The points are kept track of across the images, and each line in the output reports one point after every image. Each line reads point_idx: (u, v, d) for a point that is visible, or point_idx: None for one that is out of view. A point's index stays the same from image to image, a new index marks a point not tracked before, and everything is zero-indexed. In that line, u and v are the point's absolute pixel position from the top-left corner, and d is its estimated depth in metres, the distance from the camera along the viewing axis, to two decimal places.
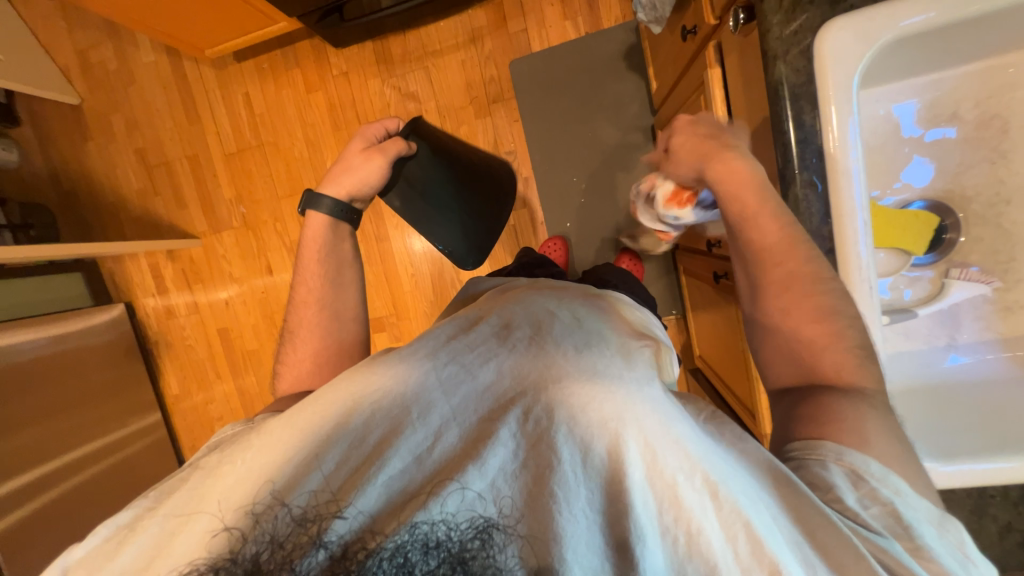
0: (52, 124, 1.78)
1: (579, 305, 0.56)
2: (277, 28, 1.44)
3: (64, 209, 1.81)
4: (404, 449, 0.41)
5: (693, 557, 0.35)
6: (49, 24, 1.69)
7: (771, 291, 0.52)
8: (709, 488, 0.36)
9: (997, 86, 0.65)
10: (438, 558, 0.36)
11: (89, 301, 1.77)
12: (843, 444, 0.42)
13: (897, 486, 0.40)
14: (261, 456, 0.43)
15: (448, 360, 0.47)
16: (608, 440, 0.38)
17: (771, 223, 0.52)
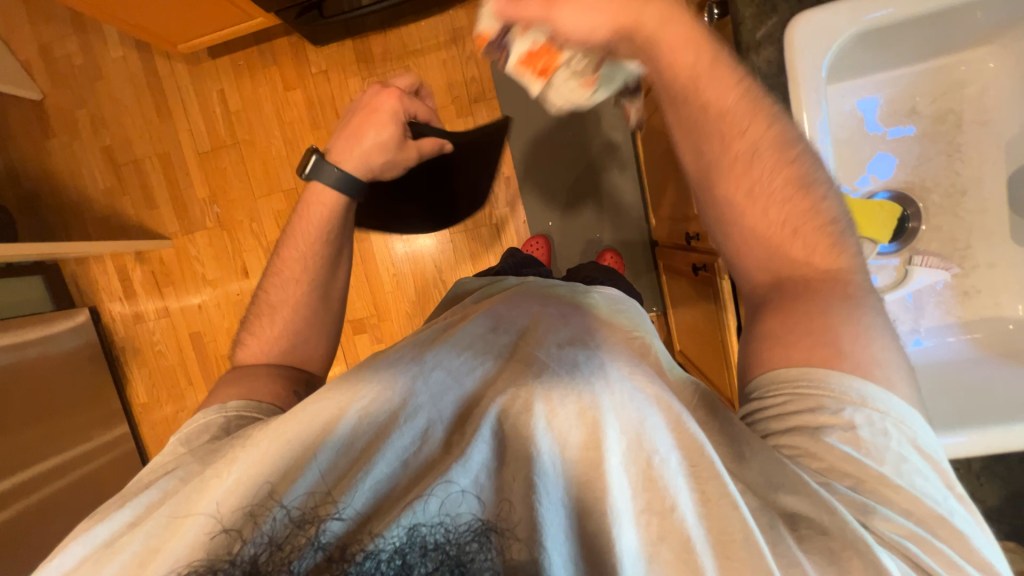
0: (11, 120, 1.70)
1: (563, 308, 0.57)
2: (254, 23, 1.41)
3: (24, 210, 1.72)
4: (392, 454, 0.40)
5: (663, 538, 0.36)
6: (10, 16, 1.62)
7: (734, 164, 0.47)
8: (683, 470, 0.38)
9: (949, 83, 0.70)
10: (436, 560, 0.34)
11: (50, 305, 1.68)
12: (802, 370, 0.41)
13: (861, 398, 0.40)
14: (249, 466, 0.40)
15: (434, 363, 0.46)
16: (583, 423, 0.39)
17: (725, 85, 0.46)
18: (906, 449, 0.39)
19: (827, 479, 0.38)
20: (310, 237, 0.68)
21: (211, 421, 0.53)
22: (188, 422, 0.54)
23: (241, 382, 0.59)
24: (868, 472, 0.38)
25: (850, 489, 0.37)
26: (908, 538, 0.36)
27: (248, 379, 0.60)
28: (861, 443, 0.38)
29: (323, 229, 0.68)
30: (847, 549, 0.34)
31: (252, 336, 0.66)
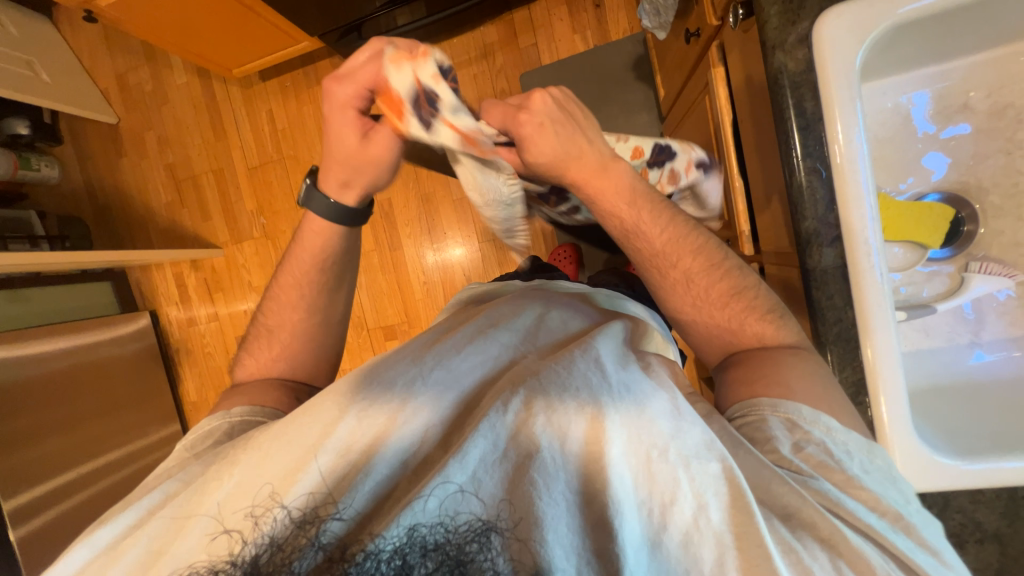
0: (92, 142, 1.90)
1: (556, 316, 0.59)
2: (299, 48, 1.51)
3: (99, 223, 1.91)
4: (389, 455, 0.41)
5: (666, 526, 0.36)
6: (93, 50, 1.81)
7: (674, 288, 0.58)
8: (684, 461, 0.38)
9: (1008, 74, 0.64)
10: (436, 560, 0.34)
11: (116, 309, 1.84)
12: (776, 397, 0.48)
13: (827, 426, 0.45)
14: (253, 466, 0.41)
15: (434, 364, 0.48)
16: (586, 421, 0.40)
17: (654, 231, 0.56)
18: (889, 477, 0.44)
19: (809, 480, 0.42)
20: (308, 264, 0.68)
21: (215, 427, 0.56)
22: (195, 429, 0.57)
23: (248, 395, 0.62)
24: (885, 505, 0.41)
25: (825, 485, 0.41)
26: (878, 528, 0.39)
27: (255, 393, 0.62)
28: (831, 456, 0.43)
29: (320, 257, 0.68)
30: (825, 540, 0.37)
31: (250, 356, 0.68)
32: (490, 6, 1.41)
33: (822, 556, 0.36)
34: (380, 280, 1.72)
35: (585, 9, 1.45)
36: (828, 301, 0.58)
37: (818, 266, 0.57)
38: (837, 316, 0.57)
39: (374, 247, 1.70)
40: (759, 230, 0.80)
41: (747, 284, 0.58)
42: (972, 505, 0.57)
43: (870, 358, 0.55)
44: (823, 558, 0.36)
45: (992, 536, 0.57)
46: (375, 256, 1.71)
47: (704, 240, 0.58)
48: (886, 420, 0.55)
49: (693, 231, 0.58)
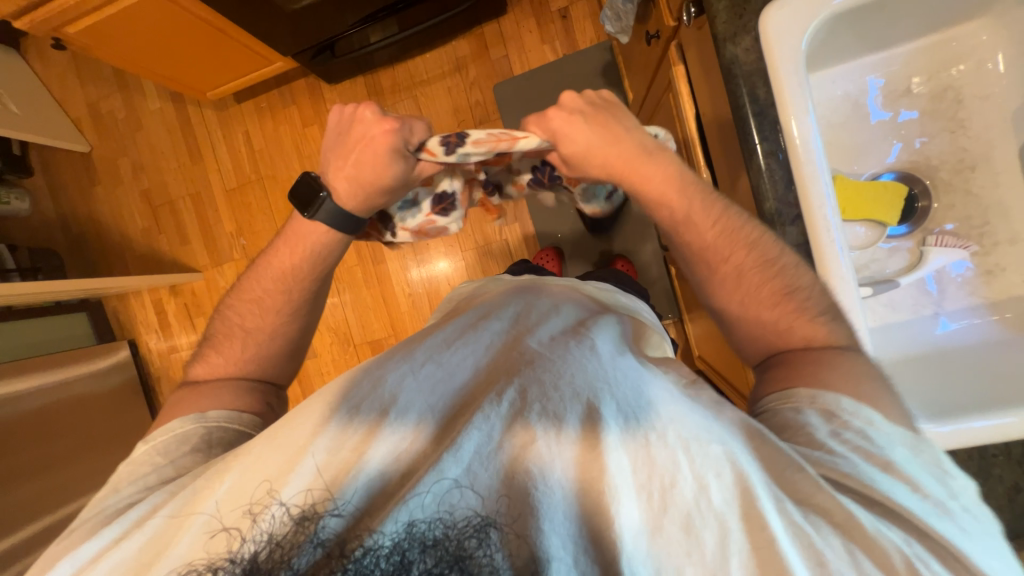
0: (64, 172, 1.87)
1: (546, 306, 0.58)
2: (273, 68, 1.53)
3: (73, 253, 1.87)
4: (381, 452, 0.39)
5: (667, 509, 0.36)
6: (63, 79, 1.80)
7: (724, 283, 0.57)
8: (684, 445, 0.37)
9: (943, 59, 0.69)
10: (434, 556, 0.33)
11: (93, 340, 1.79)
12: (816, 389, 0.47)
13: (869, 418, 0.44)
14: (250, 469, 0.41)
15: (425, 359, 0.47)
16: (582, 409, 0.39)
17: (705, 223, 0.57)
18: (905, 453, 0.42)
19: (839, 462, 0.40)
20: (291, 266, 0.66)
21: (190, 431, 0.55)
22: (163, 431, 0.55)
23: (206, 397, 0.59)
24: (880, 458, 0.41)
25: (865, 470, 0.40)
26: (912, 510, 0.38)
27: (214, 394, 0.60)
28: (872, 444, 0.42)
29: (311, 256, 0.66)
30: (841, 526, 0.36)
31: (216, 352, 0.65)
32: (460, 21, 1.45)
33: (837, 542, 0.35)
34: (365, 294, 1.71)
35: (553, 20, 1.50)
36: None
37: (783, 244, 0.60)
38: None
39: (357, 262, 1.70)
40: None
41: (800, 285, 0.55)
42: None
43: None
44: (837, 544, 0.35)
45: None
46: (358, 271, 1.71)
47: (752, 235, 0.57)
48: None
49: (749, 223, 0.57)
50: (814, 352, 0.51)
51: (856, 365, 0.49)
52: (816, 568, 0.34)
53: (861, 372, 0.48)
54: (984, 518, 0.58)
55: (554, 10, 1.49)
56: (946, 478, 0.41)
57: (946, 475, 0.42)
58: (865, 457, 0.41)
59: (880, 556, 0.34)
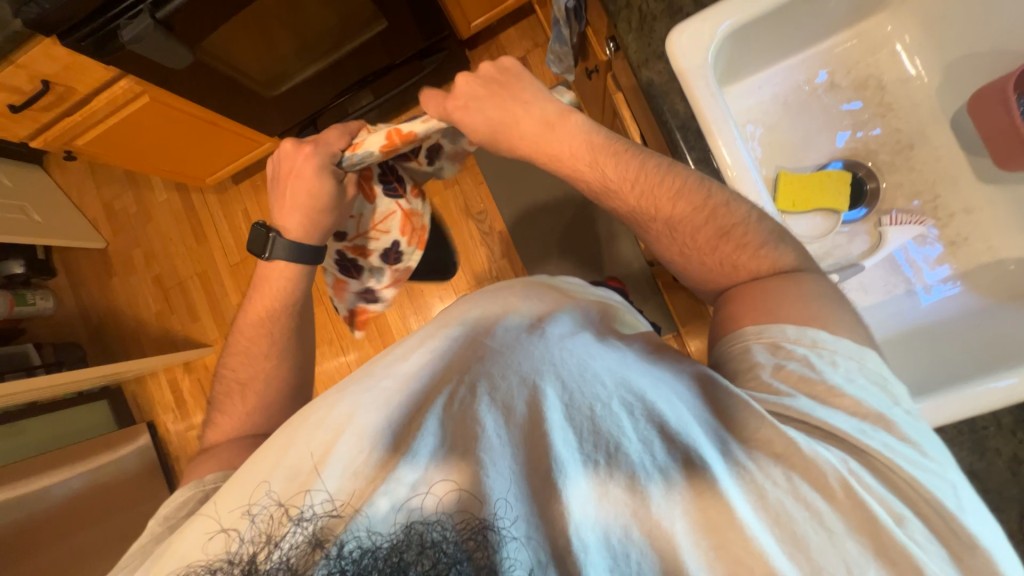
0: (83, 268, 2.00)
1: (503, 290, 0.55)
2: (263, 148, 1.66)
3: (94, 343, 1.97)
4: (336, 465, 0.38)
5: (613, 476, 0.35)
6: (81, 185, 1.98)
7: (660, 239, 0.58)
8: (628, 408, 0.37)
9: (859, 52, 0.74)
10: (432, 559, 0.30)
11: (114, 426, 1.84)
12: (760, 324, 0.48)
13: (814, 338, 0.46)
14: (227, 496, 0.41)
15: (381, 371, 0.45)
16: (528, 392, 0.38)
17: (626, 187, 0.58)
18: (854, 370, 0.44)
19: (785, 397, 0.42)
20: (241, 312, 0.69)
21: (190, 496, 0.53)
22: (166, 502, 0.54)
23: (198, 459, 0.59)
24: (821, 386, 0.43)
25: (799, 400, 0.42)
26: (843, 429, 0.40)
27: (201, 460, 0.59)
28: (813, 370, 0.44)
29: (280, 290, 0.69)
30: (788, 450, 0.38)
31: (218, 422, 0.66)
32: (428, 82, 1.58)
33: (776, 471, 0.37)
34: (368, 348, 1.75)
35: None
36: None
37: None
38: None
39: (357, 317, 1.75)
40: None
41: (737, 221, 0.54)
42: (939, 445, 0.57)
43: None
44: (777, 473, 0.37)
45: (969, 475, 0.56)
46: (359, 326, 1.75)
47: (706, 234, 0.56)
48: None
49: (670, 175, 0.57)
50: (764, 282, 0.52)
51: (800, 288, 0.50)
52: (755, 499, 0.36)
53: (812, 293, 0.50)
54: (992, 497, 0.56)
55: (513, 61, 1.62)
56: (890, 386, 0.44)
57: (888, 384, 0.44)
58: (801, 390, 0.43)
59: (818, 481, 0.37)
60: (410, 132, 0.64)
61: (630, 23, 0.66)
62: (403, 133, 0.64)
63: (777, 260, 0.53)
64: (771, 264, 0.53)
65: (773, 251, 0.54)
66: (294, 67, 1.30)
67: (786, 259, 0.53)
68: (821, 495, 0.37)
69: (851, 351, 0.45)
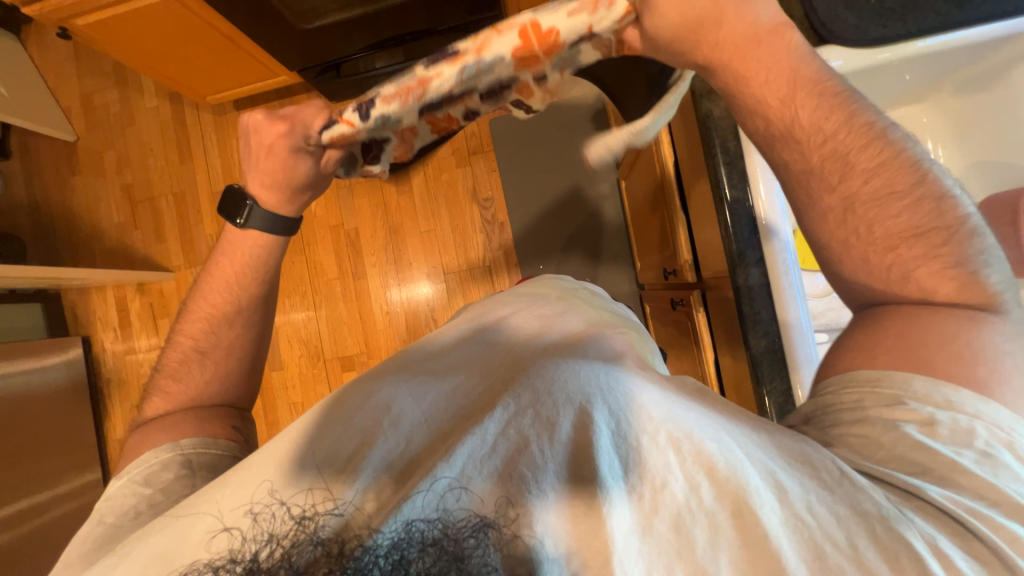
0: (43, 158, 1.82)
1: (540, 307, 0.57)
2: (277, 80, 1.60)
3: (39, 242, 1.80)
4: (376, 457, 0.40)
5: (658, 509, 0.36)
6: (59, 68, 1.80)
7: (826, 218, 0.49)
8: (675, 445, 0.37)
9: None
10: (434, 555, 0.34)
11: (44, 333, 1.70)
12: (883, 371, 0.45)
13: (959, 401, 0.42)
14: (245, 476, 0.41)
15: (420, 370, 0.47)
16: (575, 413, 0.38)
17: (814, 140, 0.48)
18: (996, 446, 0.40)
19: (880, 467, 0.41)
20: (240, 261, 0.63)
21: (167, 460, 0.51)
22: (138, 463, 0.51)
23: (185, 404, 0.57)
24: (939, 459, 0.40)
25: (905, 473, 0.40)
26: (939, 507, 0.38)
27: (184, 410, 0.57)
28: (933, 438, 0.41)
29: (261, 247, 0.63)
30: (856, 513, 0.37)
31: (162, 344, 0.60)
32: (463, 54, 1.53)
33: (840, 536, 0.36)
34: (341, 309, 1.69)
35: None
36: (755, 315, 0.64)
37: (745, 283, 0.64)
38: (765, 329, 0.63)
39: (337, 276, 1.69)
40: (699, 257, 0.88)
41: (936, 225, 0.47)
42: None
43: (792, 354, 0.61)
44: (840, 538, 0.36)
45: None
46: (337, 285, 1.69)
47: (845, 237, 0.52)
48: None
49: (877, 140, 0.47)
50: (917, 313, 0.46)
51: (961, 334, 0.44)
52: (813, 560, 0.35)
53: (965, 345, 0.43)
54: None
55: None
56: None
57: None
58: (900, 467, 0.40)
59: (887, 552, 0.35)
60: (550, 32, 0.47)
61: None
62: (541, 30, 0.48)
63: (968, 286, 0.45)
64: (957, 291, 0.46)
65: (969, 279, 0.46)
66: (327, 4, 1.24)
67: (987, 286, 0.45)
68: (891, 568, 0.34)
69: (998, 420, 0.41)
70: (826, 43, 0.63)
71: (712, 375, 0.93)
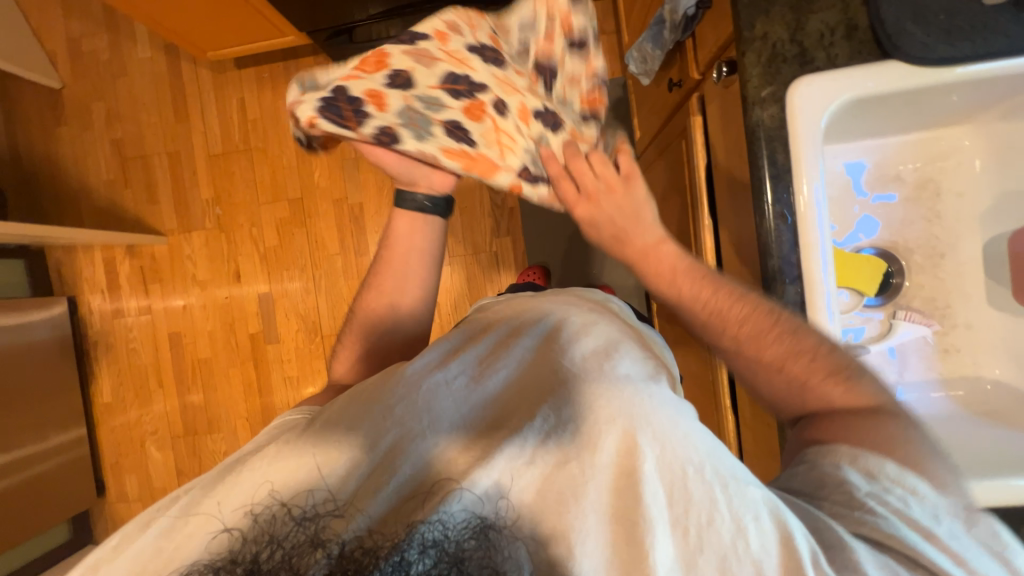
0: (26, 105, 1.71)
1: (576, 310, 0.54)
2: (284, 40, 1.50)
3: (21, 193, 1.71)
4: (415, 458, 0.39)
5: (702, 548, 0.35)
6: (44, 7, 1.66)
7: (765, 376, 0.54)
8: (720, 482, 0.37)
9: (932, 153, 0.77)
10: (433, 558, 0.35)
11: (27, 291, 1.64)
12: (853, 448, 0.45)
13: (913, 486, 0.42)
14: (255, 469, 0.38)
15: (458, 370, 0.45)
16: (621, 432, 0.37)
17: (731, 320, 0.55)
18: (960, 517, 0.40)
19: (880, 522, 0.40)
20: None
21: None
22: None
23: None
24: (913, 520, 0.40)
25: (893, 524, 0.40)
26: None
27: None
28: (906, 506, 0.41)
29: None
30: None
31: None
32: None
33: None
34: (341, 285, 1.65)
35: None
36: None
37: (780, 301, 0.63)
38: None
39: (338, 252, 1.65)
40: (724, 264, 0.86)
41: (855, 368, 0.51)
42: None
43: None
44: None
45: None
46: (338, 261, 1.65)
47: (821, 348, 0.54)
48: None
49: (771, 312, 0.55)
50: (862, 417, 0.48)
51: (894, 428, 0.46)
52: None
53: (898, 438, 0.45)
54: None
55: None
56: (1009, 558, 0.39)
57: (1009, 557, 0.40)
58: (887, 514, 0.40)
59: None
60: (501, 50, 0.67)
61: (759, 56, 0.62)
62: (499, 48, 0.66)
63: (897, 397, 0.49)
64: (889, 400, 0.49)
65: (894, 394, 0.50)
66: None
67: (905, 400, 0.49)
68: None
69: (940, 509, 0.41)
70: (887, 60, 0.61)
71: (724, 379, 0.94)
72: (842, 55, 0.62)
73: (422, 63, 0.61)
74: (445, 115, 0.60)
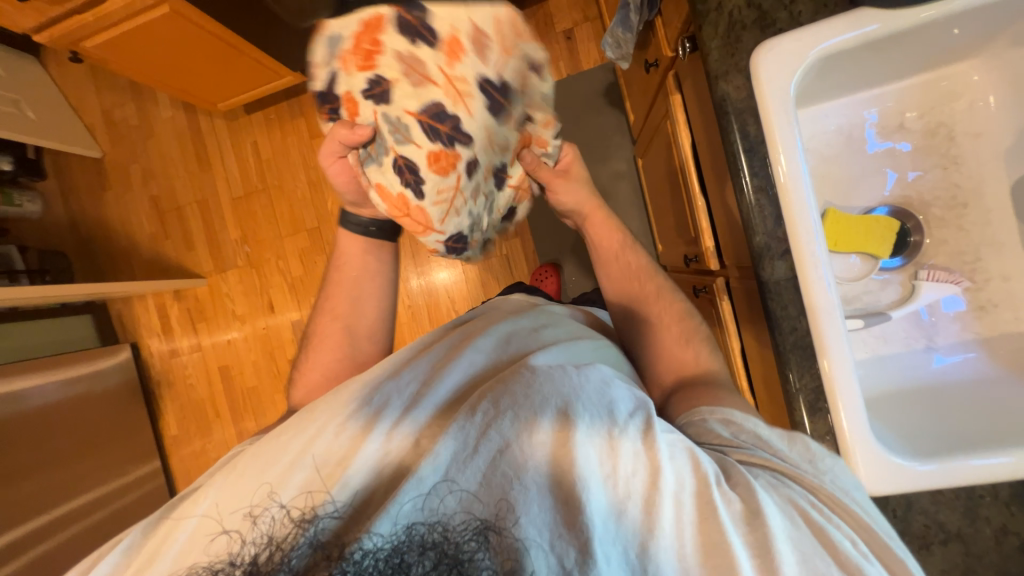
0: (76, 176, 1.91)
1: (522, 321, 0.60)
2: (284, 82, 1.58)
3: (81, 256, 1.90)
4: (362, 464, 0.40)
5: (630, 494, 0.37)
6: (80, 87, 1.85)
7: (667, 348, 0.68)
8: (641, 432, 0.41)
9: (937, 95, 0.70)
10: (433, 558, 0.33)
11: (95, 342, 1.83)
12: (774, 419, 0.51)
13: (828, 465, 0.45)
14: (241, 478, 0.42)
15: (409, 375, 0.49)
16: (555, 413, 0.40)
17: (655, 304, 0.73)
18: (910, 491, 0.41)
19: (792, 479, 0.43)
20: None
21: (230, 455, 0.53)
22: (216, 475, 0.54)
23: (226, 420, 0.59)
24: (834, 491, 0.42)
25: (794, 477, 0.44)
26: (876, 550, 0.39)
27: None
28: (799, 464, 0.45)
29: None
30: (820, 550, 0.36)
31: None
32: None
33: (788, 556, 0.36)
34: None
35: (557, 41, 1.51)
36: (783, 311, 0.61)
37: (772, 278, 0.61)
38: (792, 325, 0.60)
39: None
40: (722, 244, 0.84)
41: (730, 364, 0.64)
42: (933, 505, 0.61)
43: (822, 357, 0.57)
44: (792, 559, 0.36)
45: (955, 536, 0.61)
46: None
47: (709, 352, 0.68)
48: (846, 429, 0.57)
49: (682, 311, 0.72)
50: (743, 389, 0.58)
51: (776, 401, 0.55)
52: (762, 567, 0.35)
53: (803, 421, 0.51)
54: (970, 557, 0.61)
55: (559, 31, 1.50)
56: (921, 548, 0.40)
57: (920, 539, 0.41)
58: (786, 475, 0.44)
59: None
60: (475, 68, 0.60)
61: (717, 27, 0.61)
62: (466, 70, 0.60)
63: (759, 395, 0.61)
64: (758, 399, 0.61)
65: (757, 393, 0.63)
66: None
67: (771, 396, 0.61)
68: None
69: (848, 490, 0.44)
70: (858, 8, 0.57)
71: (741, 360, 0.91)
72: (807, 12, 0.59)
73: (410, 77, 0.59)
74: (408, 151, 0.63)
